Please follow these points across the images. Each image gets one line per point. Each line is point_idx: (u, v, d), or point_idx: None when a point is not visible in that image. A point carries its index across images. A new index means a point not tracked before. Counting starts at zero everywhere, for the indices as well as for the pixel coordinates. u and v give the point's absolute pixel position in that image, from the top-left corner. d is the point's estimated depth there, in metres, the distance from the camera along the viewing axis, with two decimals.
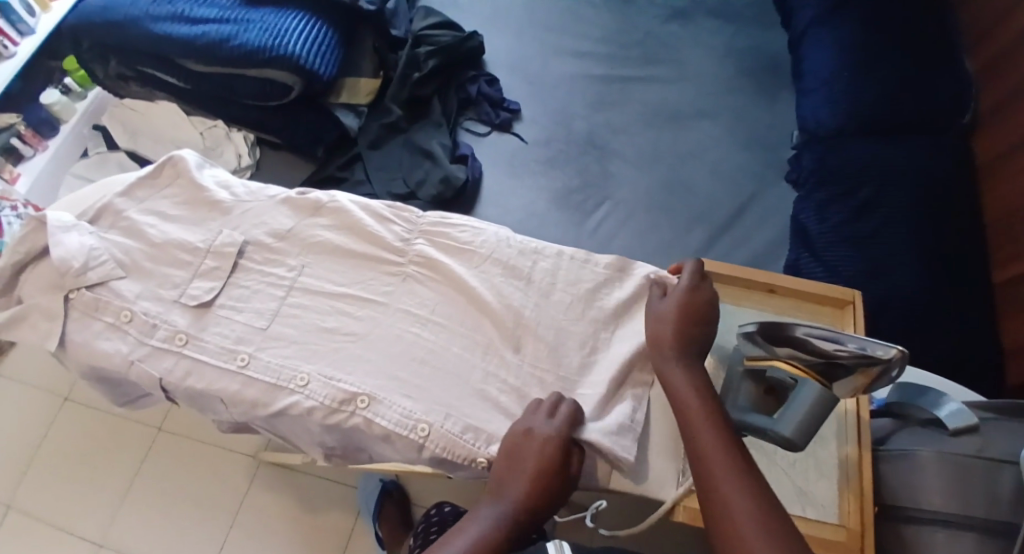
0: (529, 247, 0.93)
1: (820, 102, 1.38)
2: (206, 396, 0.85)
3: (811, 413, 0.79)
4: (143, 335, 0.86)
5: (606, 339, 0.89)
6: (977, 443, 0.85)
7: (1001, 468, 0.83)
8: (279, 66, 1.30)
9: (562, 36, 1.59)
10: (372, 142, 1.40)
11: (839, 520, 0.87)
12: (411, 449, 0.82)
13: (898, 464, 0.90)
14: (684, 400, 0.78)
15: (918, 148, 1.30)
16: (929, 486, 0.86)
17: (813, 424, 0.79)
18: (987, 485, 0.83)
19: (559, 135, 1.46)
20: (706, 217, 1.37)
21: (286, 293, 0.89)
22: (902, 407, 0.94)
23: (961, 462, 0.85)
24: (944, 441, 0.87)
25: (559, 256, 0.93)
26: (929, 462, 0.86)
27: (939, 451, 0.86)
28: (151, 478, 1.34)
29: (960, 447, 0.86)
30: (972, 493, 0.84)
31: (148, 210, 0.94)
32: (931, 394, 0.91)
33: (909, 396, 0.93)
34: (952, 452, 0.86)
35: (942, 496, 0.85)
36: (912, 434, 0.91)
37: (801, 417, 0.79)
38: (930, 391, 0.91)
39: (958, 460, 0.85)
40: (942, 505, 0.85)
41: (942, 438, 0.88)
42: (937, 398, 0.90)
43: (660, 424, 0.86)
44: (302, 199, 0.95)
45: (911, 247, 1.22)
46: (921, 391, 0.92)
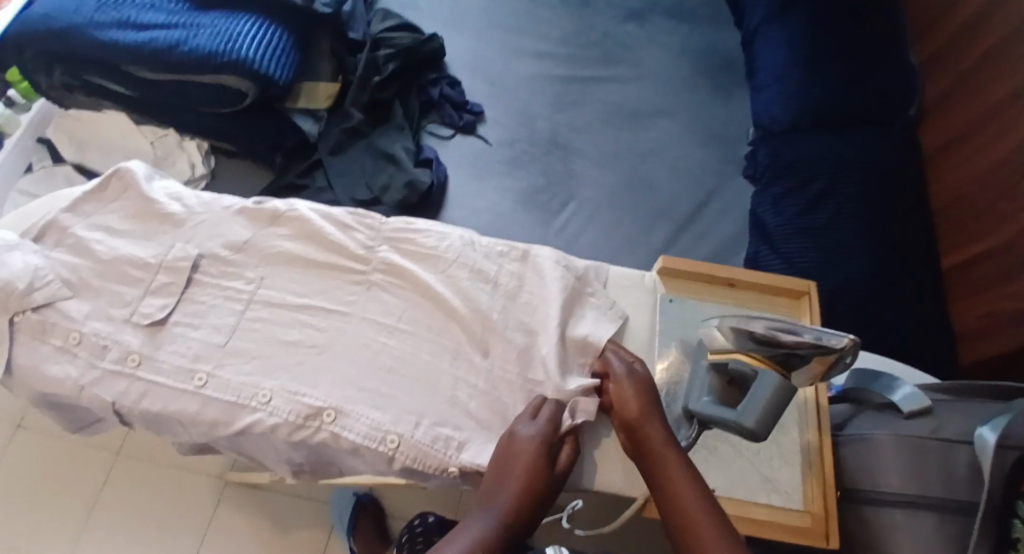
0: (492, 251, 0.92)
1: (772, 96, 1.40)
2: (164, 417, 0.82)
3: (770, 402, 0.78)
4: (94, 357, 0.82)
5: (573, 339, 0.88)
6: (931, 424, 0.87)
7: (956, 448, 0.85)
8: (231, 71, 1.27)
9: (519, 37, 1.58)
10: (332, 147, 1.38)
11: (804, 507, 0.88)
12: (380, 462, 0.80)
13: (857, 448, 0.91)
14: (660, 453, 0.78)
15: (871, 140, 1.32)
16: (887, 469, 0.87)
17: (773, 414, 0.79)
18: (942, 466, 0.85)
19: (521, 136, 1.45)
20: (669, 214, 1.37)
21: (245, 306, 0.86)
22: (858, 392, 0.95)
23: (917, 443, 0.87)
24: (899, 422, 0.89)
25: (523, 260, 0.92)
26: (886, 444, 0.88)
27: (895, 433, 0.88)
28: (112, 504, 1.30)
29: (915, 428, 0.87)
30: (929, 474, 0.85)
31: (96, 226, 0.90)
32: (885, 378, 0.93)
33: (865, 380, 0.95)
34: (908, 434, 0.87)
35: (900, 477, 0.86)
36: (870, 418, 0.92)
37: (762, 406, 0.79)
38: (883, 375, 0.93)
39: (915, 441, 0.87)
40: (897, 486, 0.86)
41: (897, 420, 0.89)
42: (891, 381, 0.92)
43: None
44: (259, 209, 0.92)
45: (870, 238, 1.23)
46: (875, 375, 0.94)
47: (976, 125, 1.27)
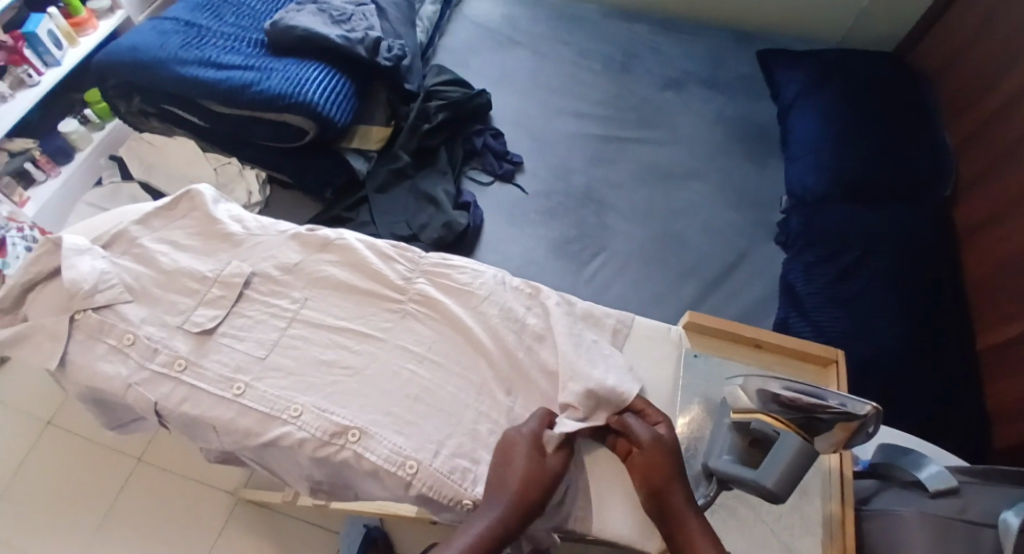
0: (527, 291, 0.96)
1: (806, 167, 1.43)
2: (200, 422, 0.86)
3: (790, 466, 0.79)
4: (144, 359, 0.87)
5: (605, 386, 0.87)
6: (958, 504, 0.87)
7: (980, 530, 0.84)
8: (296, 111, 1.34)
9: (567, 97, 1.65)
10: (379, 186, 1.44)
11: None
12: (398, 486, 0.83)
13: (880, 523, 0.90)
14: (678, 513, 0.80)
15: (904, 215, 1.34)
16: (910, 544, 0.86)
17: (792, 477, 0.80)
18: (967, 547, 0.84)
19: (559, 188, 1.50)
20: (697, 272, 1.40)
21: (287, 324, 0.91)
22: (887, 468, 0.95)
23: (941, 522, 0.86)
24: (924, 500, 0.89)
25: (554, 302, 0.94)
26: (911, 520, 0.87)
27: (920, 510, 0.88)
28: (130, 510, 1.33)
29: (942, 508, 0.88)
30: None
31: (161, 239, 0.96)
32: (914, 455, 0.94)
33: (893, 456, 0.95)
34: (933, 512, 0.87)
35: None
36: (896, 494, 0.92)
37: (781, 469, 0.80)
38: (913, 452, 0.95)
39: (940, 521, 0.86)
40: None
41: (923, 499, 0.90)
42: (918, 460, 0.93)
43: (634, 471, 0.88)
44: (311, 236, 0.97)
45: (897, 313, 1.25)
46: (904, 452, 0.95)
47: (1005, 209, 1.28)
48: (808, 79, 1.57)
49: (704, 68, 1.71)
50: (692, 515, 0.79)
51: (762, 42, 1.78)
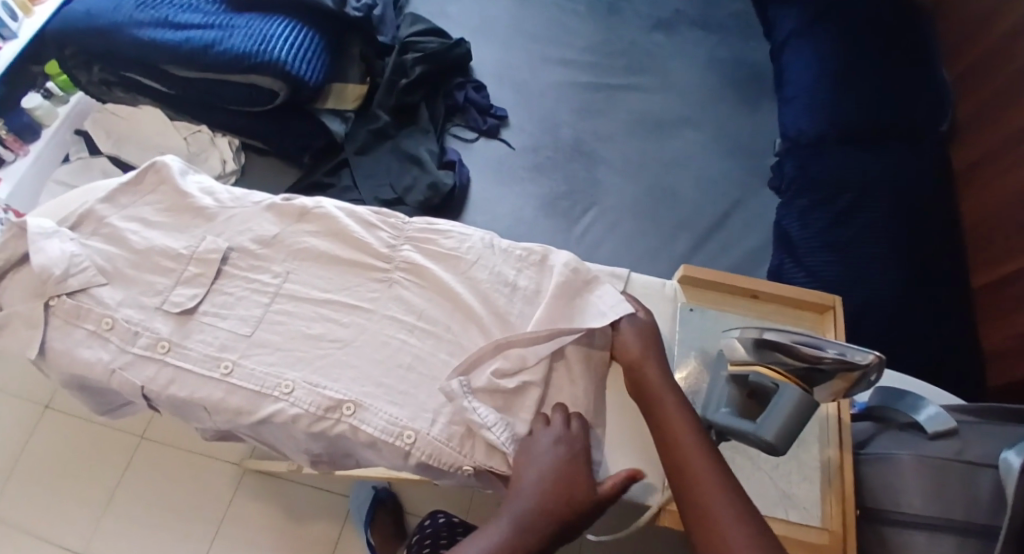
0: (515, 251, 0.93)
1: (801, 108, 1.41)
2: (189, 403, 0.84)
3: (790, 417, 0.79)
4: (126, 342, 0.84)
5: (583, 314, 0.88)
6: (954, 446, 0.87)
7: (977, 471, 0.85)
8: (264, 72, 1.29)
9: (548, 45, 1.60)
10: (359, 148, 1.40)
11: (822, 523, 0.88)
12: (396, 456, 0.81)
13: (879, 467, 0.90)
14: (670, 420, 0.81)
15: (898, 153, 1.32)
16: (909, 489, 0.86)
17: (793, 430, 0.79)
18: (964, 488, 0.84)
19: (546, 141, 1.47)
20: (690, 223, 1.38)
21: (271, 299, 0.88)
22: (882, 411, 0.94)
23: (940, 465, 0.86)
24: (923, 444, 0.88)
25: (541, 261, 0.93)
26: (908, 465, 0.87)
27: (918, 454, 0.87)
28: (133, 487, 1.33)
29: (939, 450, 0.87)
30: (951, 498, 0.84)
31: (132, 217, 0.93)
32: (910, 398, 0.92)
33: (888, 399, 0.94)
34: (931, 455, 0.87)
35: (922, 498, 0.85)
36: (894, 438, 0.92)
37: (781, 422, 0.79)
38: (909, 395, 0.93)
39: (938, 464, 0.86)
40: (920, 508, 0.85)
41: (921, 442, 0.88)
42: (915, 402, 0.91)
43: (631, 429, 0.86)
44: (288, 206, 0.94)
45: (893, 253, 1.23)
46: (899, 395, 0.93)
47: (1003, 144, 1.26)
48: (800, 14, 1.52)
49: (688, 8, 1.65)
50: (684, 421, 0.81)
51: None
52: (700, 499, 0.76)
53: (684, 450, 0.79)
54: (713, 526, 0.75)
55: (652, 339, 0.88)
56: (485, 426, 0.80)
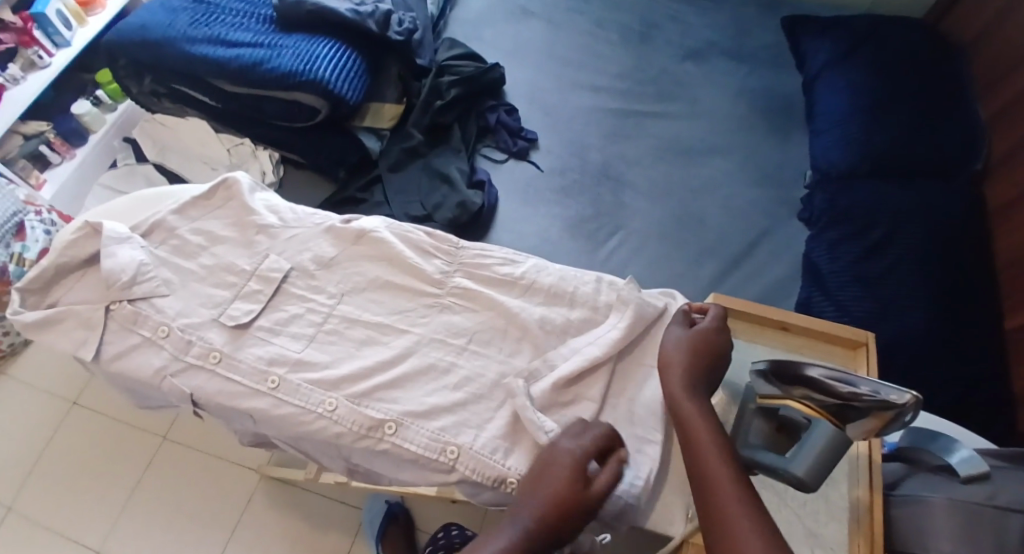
0: (567, 273, 0.95)
1: (831, 141, 1.43)
2: (238, 411, 0.87)
3: (822, 453, 0.80)
4: (179, 350, 0.87)
5: (642, 347, 0.91)
6: (984, 490, 0.88)
7: (1010, 517, 0.85)
8: (307, 90, 1.33)
9: (582, 71, 1.63)
10: (392, 165, 1.43)
11: None
12: (439, 471, 0.83)
13: (909, 509, 0.91)
14: (693, 427, 0.80)
15: (928, 192, 1.33)
16: (939, 531, 0.87)
17: (826, 466, 0.81)
18: (993, 533, 0.85)
19: (574, 165, 1.50)
20: (715, 251, 1.40)
21: (324, 319, 0.91)
22: (913, 452, 0.96)
23: (972, 509, 0.87)
24: (955, 487, 0.89)
25: (596, 283, 0.95)
26: (939, 508, 0.88)
27: (950, 497, 0.88)
28: (153, 487, 1.35)
29: (971, 493, 0.88)
30: (979, 541, 0.85)
31: (200, 230, 0.95)
32: (943, 441, 0.93)
33: (920, 440, 0.95)
34: (963, 499, 0.88)
35: (951, 542, 0.86)
36: (924, 479, 0.93)
37: (813, 458, 0.81)
38: (942, 437, 0.94)
39: (970, 509, 0.87)
40: (950, 551, 0.86)
41: (954, 485, 0.90)
42: (947, 444, 0.93)
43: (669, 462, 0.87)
44: (347, 229, 0.96)
45: (917, 292, 1.25)
46: (931, 437, 0.95)
47: None
48: (832, 50, 1.55)
49: (721, 40, 1.68)
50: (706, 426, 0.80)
51: (785, 10, 1.74)
52: (717, 504, 0.74)
53: (705, 457, 0.78)
54: (729, 534, 0.72)
55: (701, 348, 0.86)
56: (542, 429, 0.82)
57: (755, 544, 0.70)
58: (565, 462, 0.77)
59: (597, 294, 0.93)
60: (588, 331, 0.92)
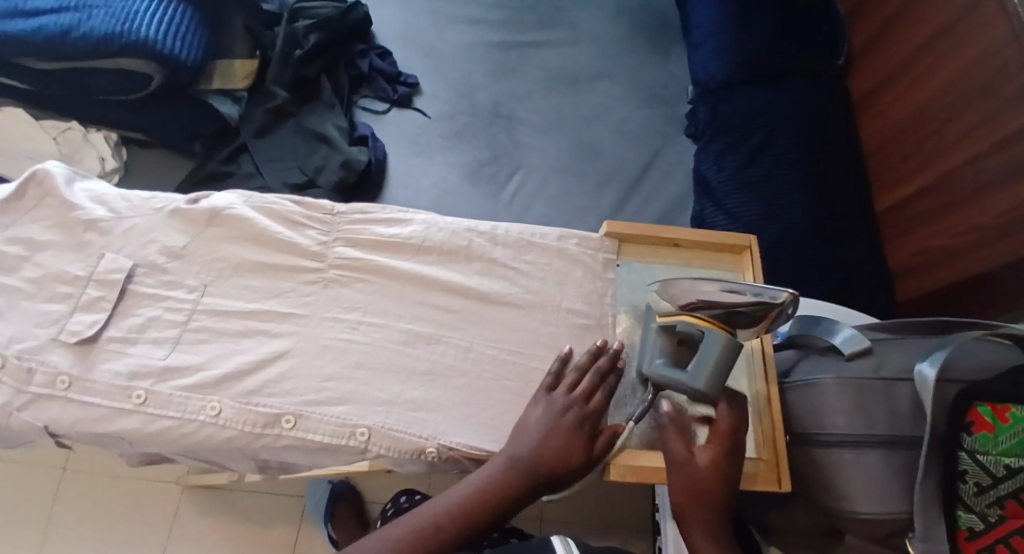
0: (461, 225, 0.88)
1: (709, 52, 1.37)
2: (104, 437, 0.76)
3: (719, 361, 0.75)
4: (22, 382, 0.75)
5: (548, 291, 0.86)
6: (871, 363, 0.80)
7: (895, 385, 0.79)
8: (133, 54, 1.18)
9: (446, 5, 1.52)
10: (258, 130, 1.31)
11: (754, 454, 0.84)
12: (349, 456, 0.76)
13: (801, 393, 0.84)
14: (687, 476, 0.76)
15: (807, 91, 1.32)
16: (832, 410, 0.80)
17: (724, 374, 0.76)
18: (884, 403, 0.79)
19: (464, 107, 1.41)
20: (614, 178, 1.34)
21: (189, 317, 0.80)
22: (803, 337, 0.88)
23: (860, 384, 0.79)
24: (840, 365, 0.81)
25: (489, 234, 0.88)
26: (830, 387, 0.80)
27: (837, 374, 0.81)
28: (58, 525, 1.23)
29: (856, 369, 0.80)
30: (872, 411, 0.78)
31: (16, 238, 0.82)
32: (826, 323, 0.85)
33: (807, 327, 0.87)
34: (851, 376, 0.80)
35: (845, 417, 0.79)
36: (814, 362, 0.85)
37: (711, 367, 0.75)
38: (826, 320, 0.86)
39: (858, 383, 0.79)
40: (844, 426, 0.79)
41: (839, 363, 0.82)
42: (831, 326, 0.85)
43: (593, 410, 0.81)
44: (194, 210, 0.85)
45: (807, 188, 1.23)
46: (817, 320, 0.87)
47: (899, 71, 1.26)
48: None
49: None
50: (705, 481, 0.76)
51: None
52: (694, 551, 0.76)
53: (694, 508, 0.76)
54: None
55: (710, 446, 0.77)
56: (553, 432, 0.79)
57: None
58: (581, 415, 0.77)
59: (491, 252, 0.87)
60: (489, 284, 0.86)
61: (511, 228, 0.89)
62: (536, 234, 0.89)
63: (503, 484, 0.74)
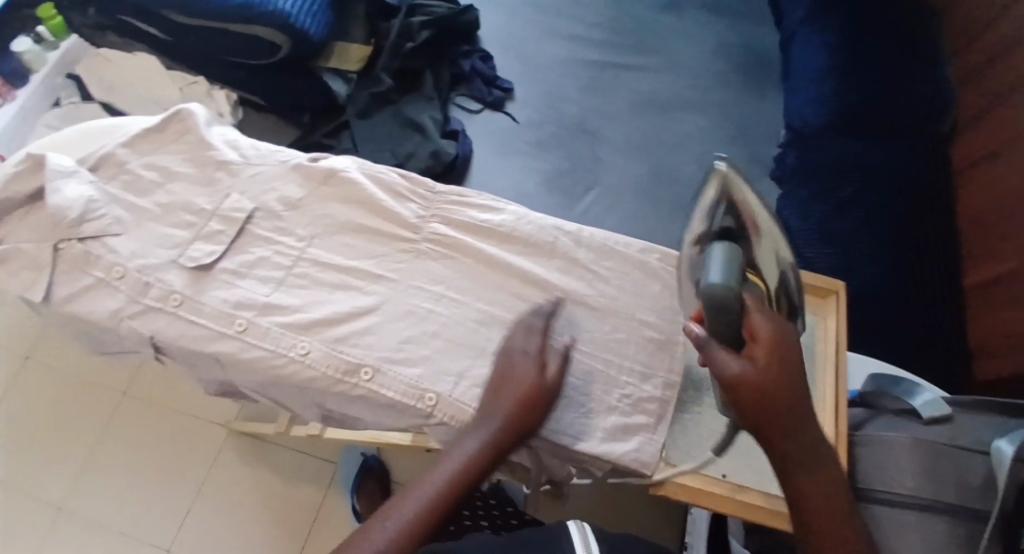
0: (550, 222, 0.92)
1: (805, 98, 1.39)
2: (203, 356, 0.82)
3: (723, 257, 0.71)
4: (137, 293, 0.82)
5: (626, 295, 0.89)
6: (947, 431, 0.82)
7: (971, 457, 0.78)
8: (267, 23, 1.24)
9: (556, 18, 1.58)
10: (361, 111, 1.37)
11: None
12: (418, 418, 0.80)
13: (868, 450, 0.85)
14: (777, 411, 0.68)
15: (901, 152, 1.30)
16: (901, 469, 0.81)
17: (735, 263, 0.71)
18: (955, 472, 0.78)
19: (551, 118, 1.46)
20: (694, 206, 1.37)
21: (293, 263, 0.86)
22: (876, 396, 0.90)
23: (933, 448, 0.80)
24: (917, 427, 0.83)
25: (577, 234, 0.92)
26: (901, 446, 0.82)
27: (912, 435, 0.82)
28: (116, 445, 1.31)
29: (932, 434, 0.82)
30: (942, 477, 0.78)
31: (152, 165, 0.90)
32: (906, 384, 0.88)
33: (883, 385, 0.89)
34: (924, 438, 0.81)
35: (914, 478, 0.79)
36: (887, 421, 0.87)
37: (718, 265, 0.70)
38: (905, 381, 0.88)
39: (931, 447, 0.80)
40: (911, 488, 0.79)
41: (915, 425, 0.84)
42: (911, 388, 0.87)
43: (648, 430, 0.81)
44: (314, 168, 0.92)
45: (888, 244, 1.24)
46: (896, 380, 0.89)
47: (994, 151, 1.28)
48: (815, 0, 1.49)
49: None
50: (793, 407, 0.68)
51: None
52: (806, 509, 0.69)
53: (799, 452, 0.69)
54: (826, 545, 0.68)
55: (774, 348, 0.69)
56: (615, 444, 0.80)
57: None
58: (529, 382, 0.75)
59: (577, 251, 0.90)
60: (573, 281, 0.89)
61: (598, 232, 0.92)
62: (620, 243, 0.92)
63: (488, 448, 0.73)
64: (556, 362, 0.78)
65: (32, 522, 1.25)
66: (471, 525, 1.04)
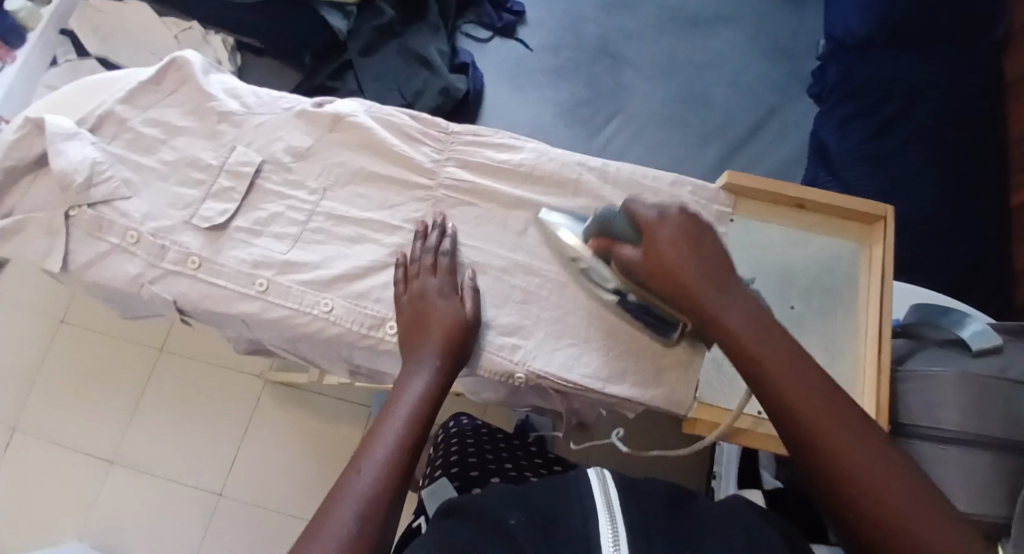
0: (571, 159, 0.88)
1: (850, 6, 1.29)
2: (227, 317, 0.81)
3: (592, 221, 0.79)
4: (153, 257, 0.80)
5: None
6: (999, 363, 0.79)
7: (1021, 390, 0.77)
8: None
9: None
10: (364, 48, 1.32)
11: None
12: None
13: (913, 385, 0.82)
14: (721, 315, 0.68)
15: (950, 59, 1.23)
16: (946, 405, 0.78)
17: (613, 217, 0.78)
18: (1005, 407, 0.76)
19: (568, 40, 1.39)
20: (720, 133, 1.32)
21: (308, 217, 0.84)
22: (918, 326, 0.87)
23: (983, 384, 0.77)
24: (967, 361, 0.81)
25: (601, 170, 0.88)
26: (947, 382, 0.79)
27: (960, 371, 0.79)
28: (150, 400, 1.32)
29: (983, 367, 0.79)
30: (991, 412, 0.76)
31: (154, 121, 0.87)
32: (954, 314, 0.83)
33: (929, 316, 0.85)
34: (975, 374, 0.78)
35: (960, 414, 0.77)
36: (933, 354, 0.84)
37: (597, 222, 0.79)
38: (953, 310, 0.84)
39: (980, 383, 0.77)
40: (957, 424, 0.77)
41: (965, 359, 0.81)
42: (960, 318, 0.83)
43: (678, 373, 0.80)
44: (320, 113, 0.88)
45: (931, 159, 1.17)
46: (944, 311, 0.84)
47: None
48: None
49: None
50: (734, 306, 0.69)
51: None
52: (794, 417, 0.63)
53: (756, 358, 0.66)
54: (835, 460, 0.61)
55: (691, 235, 0.73)
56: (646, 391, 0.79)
57: (875, 474, 0.60)
58: (452, 320, 0.76)
59: (601, 190, 0.87)
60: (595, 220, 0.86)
61: (622, 166, 0.89)
62: (649, 176, 0.88)
63: (433, 387, 0.72)
64: (471, 298, 0.78)
65: (79, 476, 1.28)
66: (498, 468, 0.91)
